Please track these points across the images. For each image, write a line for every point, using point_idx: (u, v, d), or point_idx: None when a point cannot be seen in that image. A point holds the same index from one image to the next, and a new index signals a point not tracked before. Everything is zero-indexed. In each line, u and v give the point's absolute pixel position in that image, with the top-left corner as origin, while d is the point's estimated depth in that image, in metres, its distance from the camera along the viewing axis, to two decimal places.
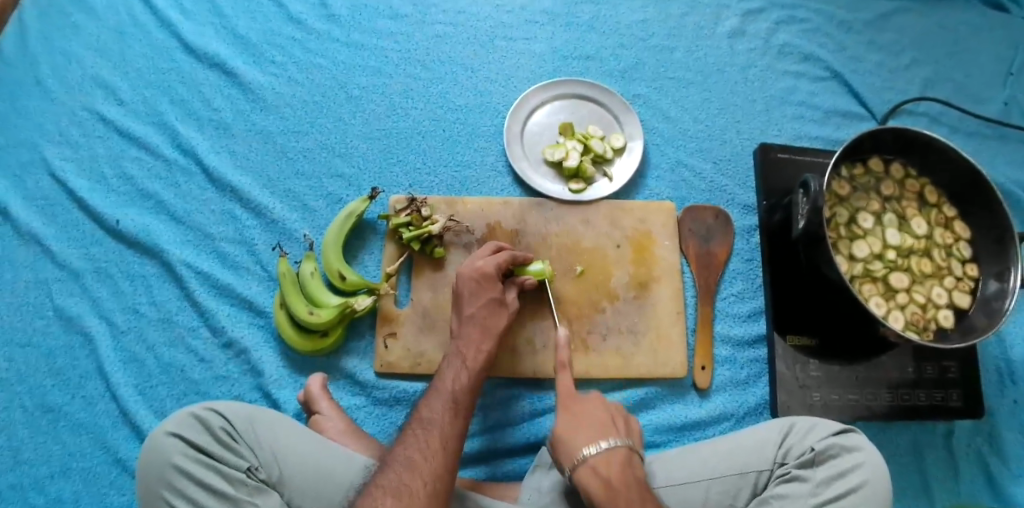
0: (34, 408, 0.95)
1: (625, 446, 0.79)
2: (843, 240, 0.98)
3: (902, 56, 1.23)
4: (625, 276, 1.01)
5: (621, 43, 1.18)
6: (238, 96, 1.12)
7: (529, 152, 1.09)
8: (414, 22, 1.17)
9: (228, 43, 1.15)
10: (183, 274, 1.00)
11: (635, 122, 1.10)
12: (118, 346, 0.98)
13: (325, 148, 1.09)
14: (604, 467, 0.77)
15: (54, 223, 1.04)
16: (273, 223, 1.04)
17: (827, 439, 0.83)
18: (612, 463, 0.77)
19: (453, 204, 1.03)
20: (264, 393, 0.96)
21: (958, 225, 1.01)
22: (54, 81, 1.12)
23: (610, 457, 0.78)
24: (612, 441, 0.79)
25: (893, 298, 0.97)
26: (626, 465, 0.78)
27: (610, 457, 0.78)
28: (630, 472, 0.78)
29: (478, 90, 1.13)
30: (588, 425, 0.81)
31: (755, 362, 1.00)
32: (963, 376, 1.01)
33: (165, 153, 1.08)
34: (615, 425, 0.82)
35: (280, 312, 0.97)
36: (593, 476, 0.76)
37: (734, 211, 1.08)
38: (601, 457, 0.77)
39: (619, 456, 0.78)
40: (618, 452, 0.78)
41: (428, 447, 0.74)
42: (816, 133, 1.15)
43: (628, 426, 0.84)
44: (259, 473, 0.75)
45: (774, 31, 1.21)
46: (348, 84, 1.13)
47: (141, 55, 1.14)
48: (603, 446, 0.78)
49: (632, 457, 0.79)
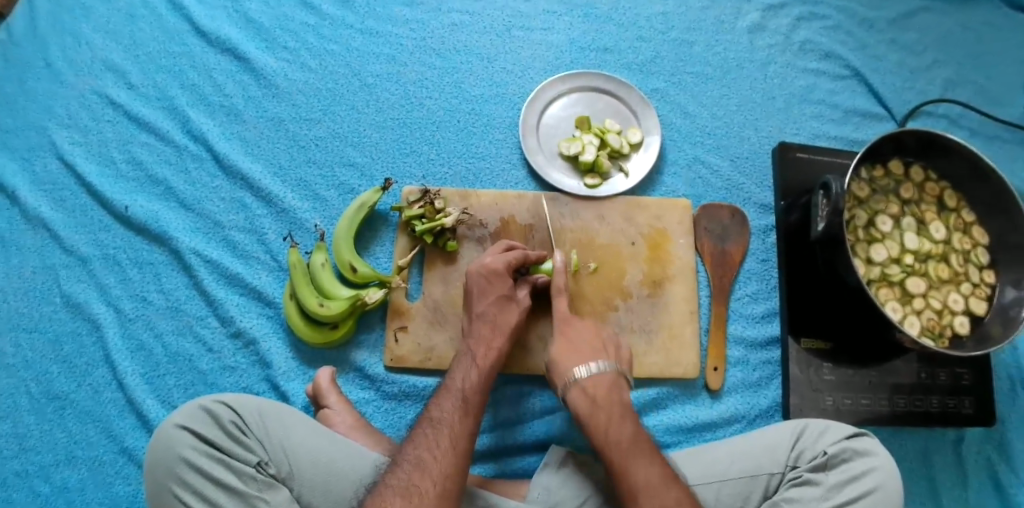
0: (40, 395, 0.94)
1: (614, 368, 0.85)
2: (861, 243, 0.97)
3: (924, 56, 1.21)
4: (639, 274, 1.00)
5: (640, 36, 1.16)
6: (250, 82, 1.10)
7: (544, 145, 1.07)
8: (429, 9, 1.15)
9: (239, 27, 1.13)
10: (192, 262, 0.99)
11: (653, 117, 1.08)
12: (125, 334, 0.97)
13: (336, 137, 1.07)
14: (592, 388, 0.83)
15: (62, 207, 1.03)
16: (284, 212, 1.03)
17: (840, 444, 0.83)
18: (600, 383, 0.84)
19: (467, 197, 1.02)
20: (272, 385, 0.95)
21: (976, 231, 1.00)
22: (62, 62, 1.10)
23: (598, 379, 0.84)
24: (602, 364, 0.85)
25: (910, 303, 0.96)
26: (614, 386, 0.84)
27: (599, 380, 0.84)
28: (617, 392, 0.84)
29: (494, 80, 1.11)
30: (584, 347, 0.88)
31: (768, 364, 1.00)
32: (977, 383, 1.00)
33: (174, 139, 1.06)
34: (606, 348, 0.88)
35: (290, 302, 0.96)
36: (582, 396, 0.83)
37: (750, 211, 1.07)
38: (589, 378, 0.84)
39: (607, 378, 0.84)
40: (608, 374, 0.84)
41: (437, 447, 0.74)
42: (835, 133, 1.13)
43: (619, 350, 0.89)
44: (269, 468, 0.75)
45: (795, 27, 1.19)
46: (362, 72, 1.11)
47: (151, 37, 1.12)
48: (592, 368, 0.84)
49: (620, 379, 0.85)
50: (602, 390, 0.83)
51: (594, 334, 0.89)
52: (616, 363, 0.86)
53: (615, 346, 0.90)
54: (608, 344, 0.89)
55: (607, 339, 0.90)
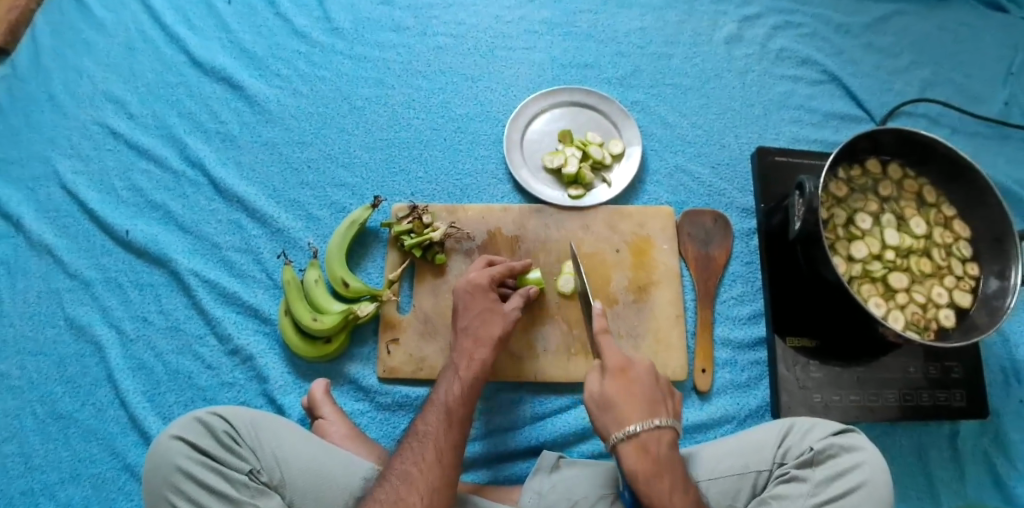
0: (45, 415, 0.97)
1: (673, 426, 0.79)
2: (841, 241, 0.99)
3: (900, 59, 1.23)
4: (624, 280, 1.02)
5: (619, 51, 1.20)
6: (245, 109, 1.15)
7: (529, 160, 1.10)
8: (415, 34, 1.19)
9: (234, 57, 1.18)
10: (190, 282, 1.03)
11: (634, 128, 1.12)
12: (127, 354, 1.00)
13: (328, 158, 1.11)
14: (652, 445, 0.77)
15: (66, 234, 1.07)
16: (278, 232, 1.06)
17: (827, 439, 0.83)
18: (661, 440, 0.77)
19: (454, 211, 1.05)
20: (269, 399, 0.98)
21: (958, 224, 1.02)
22: (67, 97, 1.15)
23: (659, 436, 0.77)
24: (664, 421, 0.78)
25: (892, 299, 0.98)
26: (673, 446, 0.78)
27: (660, 436, 0.77)
28: (676, 453, 0.78)
29: (479, 99, 1.15)
30: (638, 397, 0.80)
31: (756, 364, 1.01)
32: (967, 375, 1.00)
33: (173, 165, 1.11)
34: (664, 403, 0.80)
35: (285, 318, 0.99)
36: (640, 454, 0.76)
37: (733, 215, 1.09)
38: (651, 434, 0.77)
39: (667, 436, 0.78)
40: (669, 432, 0.78)
41: (423, 460, 0.76)
42: (815, 137, 1.16)
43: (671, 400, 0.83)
44: (262, 476, 0.77)
45: (771, 36, 1.22)
46: (352, 96, 1.15)
47: (151, 70, 1.17)
48: (653, 423, 0.77)
49: (677, 437, 0.79)
50: (663, 449, 0.77)
51: (645, 376, 0.82)
52: (675, 420, 0.80)
53: (668, 397, 0.83)
54: (662, 394, 0.82)
55: (661, 387, 0.83)
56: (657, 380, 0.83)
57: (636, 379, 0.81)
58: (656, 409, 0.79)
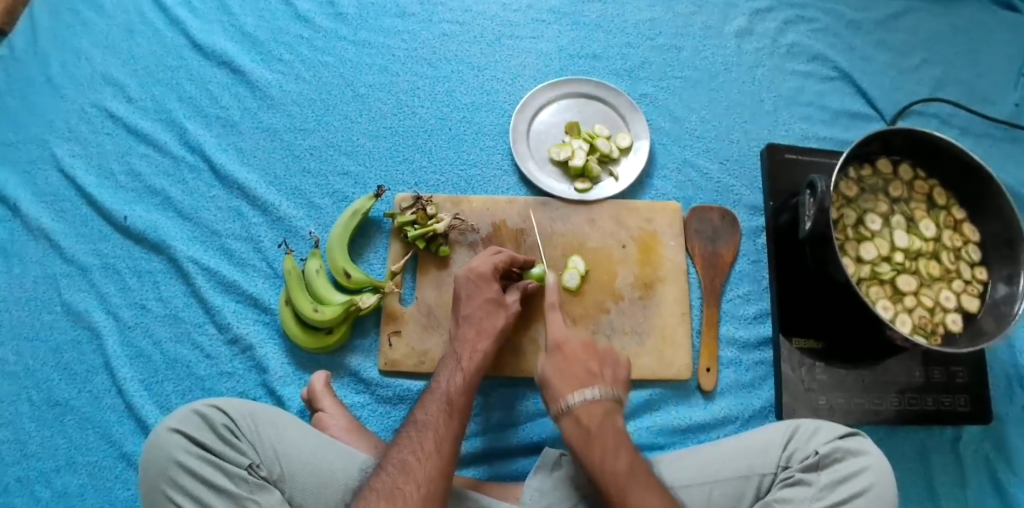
0: (41, 402, 0.96)
1: (609, 396, 0.83)
2: (850, 242, 0.98)
3: (912, 56, 1.22)
4: (629, 276, 1.01)
5: (628, 42, 1.18)
6: (246, 94, 1.12)
7: (535, 151, 1.09)
8: (421, 21, 1.17)
9: (235, 41, 1.15)
10: (189, 269, 1.01)
11: (642, 122, 1.10)
12: (125, 342, 0.99)
13: (330, 146, 1.09)
14: (585, 417, 0.80)
15: (63, 218, 1.05)
16: (279, 220, 1.04)
17: (833, 443, 0.83)
18: (594, 411, 0.81)
19: (458, 203, 1.03)
20: (268, 390, 0.97)
21: (967, 228, 1.01)
22: (64, 78, 1.13)
23: (593, 407, 0.81)
24: (596, 391, 0.82)
25: (900, 301, 0.97)
26: (608, 414, 0.81)
27: (591, 408, 0.81)
28: (610, 421, 0.81)
29: (485, 88, 1.13)
30: (577, 371, 0.85)
31: (760, 365, 1.00)
32: (971, 381, 1.00)
33: (173, 150, 1.09)
34: (600, 373, 0.85)
35: (285, 308, 0.98)
36: (573, 424, 0.80)
37: (740, 212, 1.08)
38: (582, 407, 0.81)
39: (600, 406, 0.81)
40: (601, 403, 0.82)
41: (422, 450, 0.74)
42: (825, 134, 1.14)
43: (615, 371, 0.87)
44: (261, 471, 0.75)
45: (782, 31, 1.20)
46: (355, 83, 1.13)
47: (150, 53, 1.15)
48: (586, 395, 0.82)
49: (615, 406, 0.83)
50: (596, 419, 0.80)
51: (586, 349, 0.88)
52: (612, 390, 0.84)
53: (609, 368, 0.87)
54: (602, 365, 0.87)
55: (602, 359, 0.88)
56: (596, 353, 0.88)
57: (572, 353, 0.87)
58: (590, 381, 0.84)
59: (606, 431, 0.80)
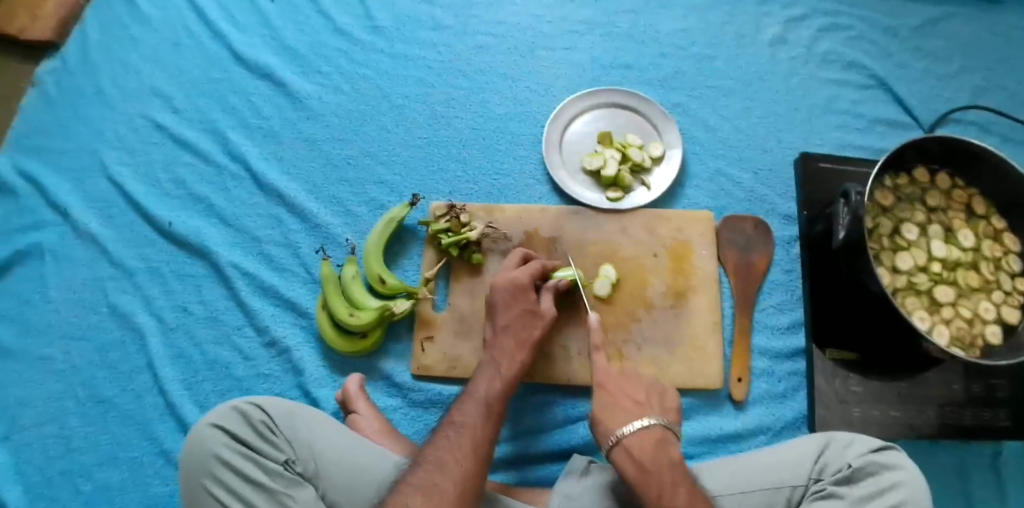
0: (86, 399, 1.01)
1: (660, 425, 0.81)
2: (885, 252, 0.97)
3: (951, 64, 1.20)
4: (661, 285, 1.01)
5: (662, 52, 1.18)
6: (286, 104, 1.16)
7: (567, 161, 1.09)
8: (455, 33, 1.19)
9: (277, 54, 1.19)
10: (230, 274, 1.05)
11: (675, 131, 1.10)
12: (168, 343, 1.04)
13: (368, 155, 1.11)
14: (638, 448, 0.79)
15: (111, 223, 1.10)
16: (317, 227, 1.07)
17: (866, 456, 0.82)
18: (647, 443, 0.79)
19: (491, 211, 1.05)
20: (304, 392, 1.00)
21: (1008, 238, 0.99)
22: (114, 88, 1.17)
23: (646, 437, 0.80)
24: (648, 421, 0.81)
25: (938, 312, 0.96)
26: (662, 444, 0.80)
27: (644, 438, 0.80)
28: (664, 451, 0.79)
29: (518, 99, 1.14)
30: (623, 404, 0.84)
31: (793, 375, 0.99)
32: (1013, 394, 0.98)
33: (216, 158, 1.12)
34: (648, 403, 0.84)
35: (322, 313, 1.00)
36: (626, 456, 0.79)
37: (774, 222, 1.07)
38: (634, 438, 0.79)
39: (652, 436, 0.80)
40: (654, 431, 0.80)
41: (460, 449, 0.75)
42: (860, 143, 1.13)
43: (662, 399, 0.86)
44: (296, 467, 0.79)
45: (817, 39, 1.20)
46: (392, 94, 1.15)
47: (195, 64, 1.19)
48: (637, 425, 0.81)
49: (668, 435, 0.81)
50: (649, 452, 0.79)
51: (628, 377, 0.87)
52: (662, 418, 0.82)
53: (653, 391, 0.86)
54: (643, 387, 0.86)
55: (648, 387, 0.86)
56: (645, 384, 0.86)
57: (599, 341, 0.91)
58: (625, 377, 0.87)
59: (629, 397, 0.85)
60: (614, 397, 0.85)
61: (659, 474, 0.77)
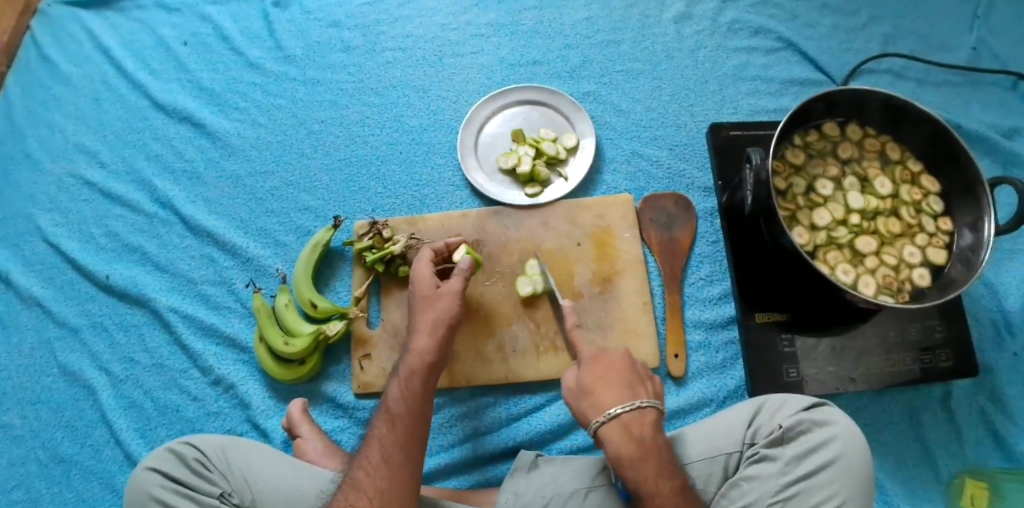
0: (47, 460, 1.03)
1: (655, 405, 0.80)
2: (802, 210, 0.97)
3: (857, 15, 1.19)
4: (588, 273, 1.02)
5: (567, 44, 1.19)
6: (208, 145, 1.18)
7: (484, 163, 1.10)
8: (364, 52, 1.21)
9: (194, 97, 1.21)
10: (170, 318, 1.07)
11: (586, 120, 1.11)
12: (118, 394, 1.06)
13: (290, 184, 1.13)
14: (636, 427, 0.77)
15: (52, 284, 1.13)
16: (248, 261, 1.09)
17: (797, 415, 0.82)
18: (645, 422, 0.78)
19: (414, 222, 1.06)
20: (253, 424, 1.02)
21: (926, 179, 0.99)
22: (41, 152, 1.20)
23: (641, 417, 0.78)
24: (643, 401, 0.79)
25: (862, 263, 0.95)
26: (657, 426, 0.79)
27: (644, 418, 0.78)
28: (660, 433, 0.78)
29: (431, 109, 1.16)
30: (616, 381, 0.81)
31: (730, 344, 1.00)
32: (951, 334, 0.97)
33: (146, 208, 1.15)
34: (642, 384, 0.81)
35: (259, 345, 1.02)
36: (623, 435, 0.77)
37: (695, 195, 1.08)
38: (633, 416, 0.78)
39: (648, 417, 0.78)
40: (650, 413, 0.79)
41: (371, 464, 0.75)
42: (773, 106, 1.13)
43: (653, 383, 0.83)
44: (232, 498, 0.79)
45: (721, 10, 1.20)
46: (308, 120, 1.17)
47: (117, 118, 1.22)
48: (633, 404, 0.78)
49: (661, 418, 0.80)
50: (648, 431, 0.78)
51: (623, 360, 0.83)
52: (657, 399, 0.80)
53: (648, 381, 0.83)
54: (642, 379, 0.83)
55: (639, 372, 0.84)
56: (635, 365, 0.84)
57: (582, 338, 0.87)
58: (635, 389, 0.80)
59: (623, 376, 0.82)
60: (607, 374, 0.82)
61: (656, 456, 0.76)
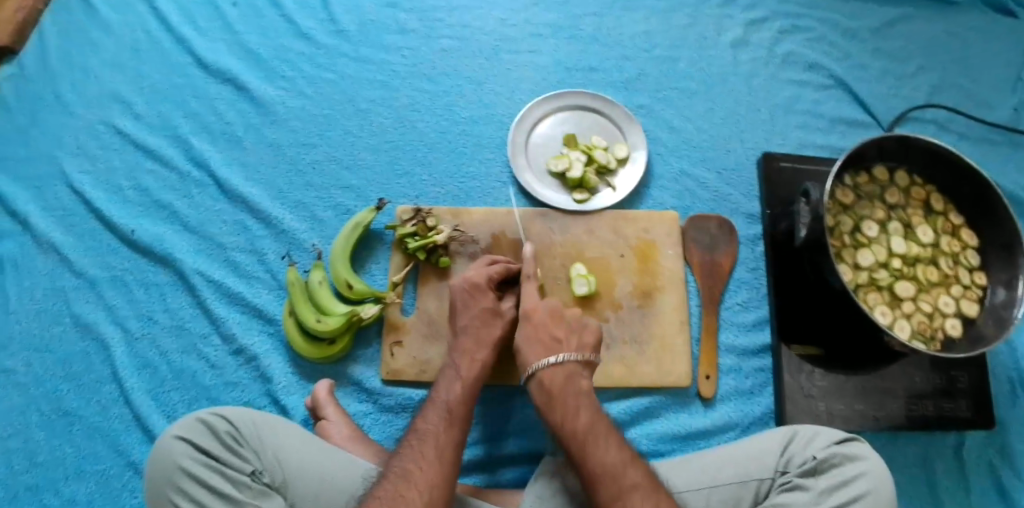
0: (50, 412, 0.99)
1: (576, 359, 0.85)
2: (847, 249, 0.98)
3: (907, 64, 1.22)
4: (628, 285, 1.02)
5: (624, 54, 1.19)
6: (250, 110, 1.15)
7: (533, 163, 1.10)
8: (420, 37, 1.19)
9: (240, 59, 1.19)
10: (195, 281, 1.04)
11: (639, 132, 1.11)
12: (132, 353, 1.02)
13: (333, 160, 1.11)
14: (549, 379, 0.83)
15: (72, 232, 1.08)
16: (283, 232, 1.07)
17: (830, 448, 0.84)
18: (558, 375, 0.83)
19: (458, 214, 1.04)
20: (273, 399, 0.99)
21: (965, 233, 1.01)
22: (74, 96, 1.16)
23: (556, 370, 0.83)
24: (560, 356, 0.84)
25: (899, 307, 0.97)
26: (572, 377, 0.83)
27: (555, 371, 0.83)
28: (573, 384, 0.82)
29: (484, 102, 1.15)
30: (542, 339, 0.87)
31: (759, 371, 1.01)
32: (972, 385, 1.00)
33: (179, 166, 1.12)
34: (565, 341, 0.86)
35: (289, 319, 0.99)
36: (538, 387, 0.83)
37: (738, 221, 1.08)
38: (546, 370, 0.83)
39: (562, 368, 0.83)
40: (565, 366, 0.84)
41: (423, 457, 0.75)
42: (821, 141, 1.15)
43: (581, 337, 0.88)
44: (264, 477, 0.76)
45: (777, 40, 1.21)
46: (357, 98, 1.15)
47: (156, 71, 1.18)
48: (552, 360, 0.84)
49: (580, 370, 0.84)
50: (558, 382, 0.83)
51: (553, 318, 0.89)
52: (580, 354, 0.85)
53: (577, 335, 0.88)
54: (570, 333, 0.88)
55: (570, 327, 0.88)
56: (563, 322, 0.88)
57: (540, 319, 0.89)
58: (554, 347, 0.86)
59: (548, 332, 0.87)
60: (535, 331, 0.88)
61: (564, 401, 0.81)
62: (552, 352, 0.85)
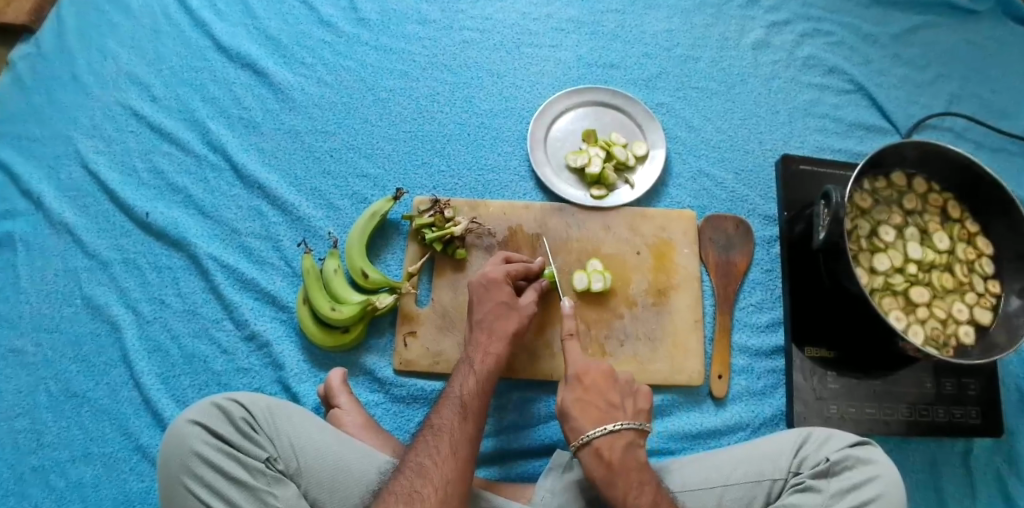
0: (59, 394, 0.98)
1: (632, 427, 0.82)
2: (863, 252, 0.98)
3: (927, 71, 1.22)
4: (643, 283, 1.02)
5: (646, 52, 1.19)
6: (268, 96, 1.14)
7: (552, 159, 1.10)
8: (441, 28, 1.19)
9: (260, 44, 1.18)
10: (209, 266, 1.03)
11: (659, 131, 1.11)
12: (144, 336, 1.01)
13: (351, 149, 1.11)
14: (607, 450, 0.80)
15: (85, 213, 1.08)
16: (299, 220, 1.06)
17: (843, 450, 0.83)
18: (616, 444, 0.80)
19: (475, 207, 1.04)
20: (284, 386, 0.98)
21: (981, 241, 1.01)
22: (90, 77, 1.16)
23: (614, 440, 0.80)
24: (619, 424, 0.81)
25: (913, 313, 0.97)
26: (630, 447, 0.81)
27: (614, 440, 0.80)
28: (632, 454, 0.80)
29: (504, 95, 1.15)
30: (595, 403, 0.84)
31: (772, 373, 1.01)
32: (983, 393, 1.00)
33: (195, 148, 1.11)
34: (622, 405, 0.84)
35: (303, 306, 0.99)
36: (595, 459, 0.79)
37: (754, 222, 1.09)
38: (604, 439, 0.80)
39: (622, 439, 0.81)
40: (624, 435, 0.81)
41: (438, 453, 0.75)
42: (839, 146, 1.15)
43: (635, 402, 0.86)
44: (278, 464, 0.76)
45: (798, 43, 1.21)
46: (376, 87, 1.15)
47: (174, 53, 1.18)
48: (608, 428, 0.81)
49: (638, 439, 0.82)
50: (617, 453, 0.80)
51: (605, 377, 0.86)
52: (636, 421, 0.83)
53: (630, 399, 0.86)
54: (623, 396, 0.86)
55: (622, 390, 0.86)
56: (616, 382, 0.87)
57: (591, 381, 0.85)
58: (611, 413, 0.83)
59: (602, 397, 0.85)
60: (589, 396, 0.84)
61: (626, 477, 0.78)
62: (609, 419, 0.82)
